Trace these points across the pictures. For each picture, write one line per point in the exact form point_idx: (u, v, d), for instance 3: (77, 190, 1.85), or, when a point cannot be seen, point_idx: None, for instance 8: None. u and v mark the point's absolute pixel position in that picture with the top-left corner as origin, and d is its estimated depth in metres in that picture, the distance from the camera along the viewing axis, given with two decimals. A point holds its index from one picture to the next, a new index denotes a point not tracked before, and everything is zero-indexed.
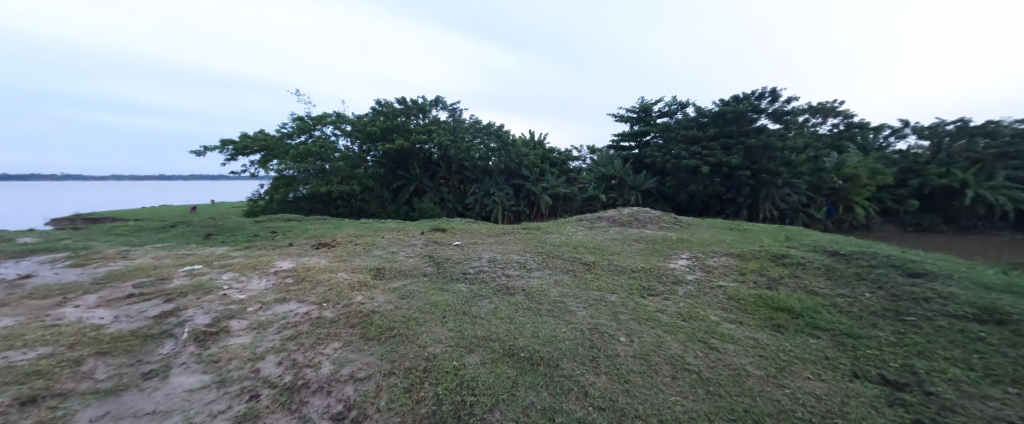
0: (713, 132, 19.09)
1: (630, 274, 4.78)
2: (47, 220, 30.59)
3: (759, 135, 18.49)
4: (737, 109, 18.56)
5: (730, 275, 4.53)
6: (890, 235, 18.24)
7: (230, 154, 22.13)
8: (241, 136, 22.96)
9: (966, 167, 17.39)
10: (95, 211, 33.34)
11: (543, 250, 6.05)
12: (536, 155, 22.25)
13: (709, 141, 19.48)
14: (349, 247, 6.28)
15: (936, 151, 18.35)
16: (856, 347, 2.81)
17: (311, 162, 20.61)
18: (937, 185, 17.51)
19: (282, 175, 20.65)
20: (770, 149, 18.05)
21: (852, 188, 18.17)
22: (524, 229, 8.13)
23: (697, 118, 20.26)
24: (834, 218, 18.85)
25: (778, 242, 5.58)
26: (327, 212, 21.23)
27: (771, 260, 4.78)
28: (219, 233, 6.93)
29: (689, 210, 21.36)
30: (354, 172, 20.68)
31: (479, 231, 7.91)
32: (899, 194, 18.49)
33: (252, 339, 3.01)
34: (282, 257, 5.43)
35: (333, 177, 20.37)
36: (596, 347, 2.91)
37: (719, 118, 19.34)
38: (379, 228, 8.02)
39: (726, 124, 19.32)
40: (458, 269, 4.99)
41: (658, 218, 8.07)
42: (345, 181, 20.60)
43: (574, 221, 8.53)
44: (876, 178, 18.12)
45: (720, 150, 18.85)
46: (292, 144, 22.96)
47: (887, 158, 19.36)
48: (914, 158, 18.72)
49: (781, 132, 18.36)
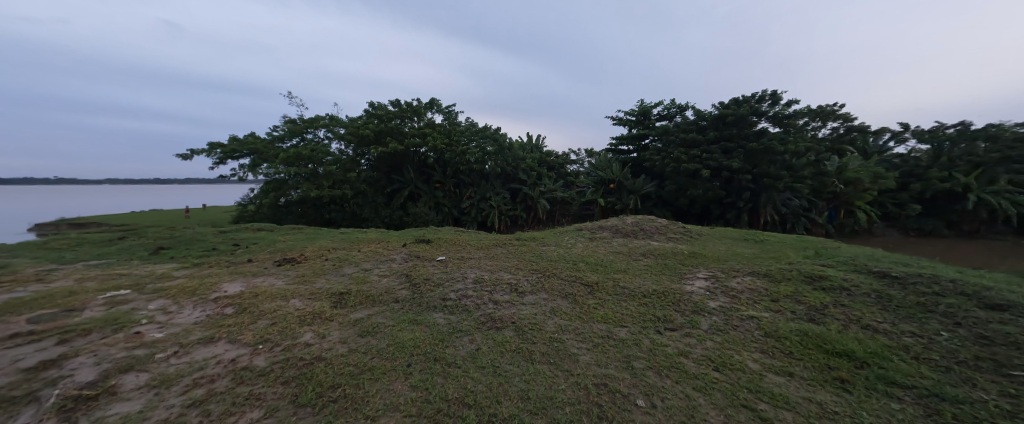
0: (714, 136, 18.48)
1: (638, 298, 4.05)
2: (31, 226, 29.61)
3: (760, 138, 17.92)
4: (737, 112, 18.00)
5: (758, 301, 3.80)
6: (893, 240, 17.68)
7: (218, 158, 21.34)
8: (231, 139, 22.19)
9: (968, 170, 16.87)
10: (82, 217, 32.37)
11: (537, 267, 5.33)
12: (533, 159, 21.65)
13: (709, 145, 18.88)
14: (317, 263, 5.53)
15: (937, 155, 17.85)
16: (959, 418, 2.07)
17: (302, 165, 19.75)
18: (939, 189, 16.95)
19: (272, 179, 19.87)
20: (772, 153, 17.50)
21: (854, 192, 17.60)
22: (518, 240, 7.39)
23: (697, 121, 19.66)
24: (835, 222, 18.33)
25: (807, 259, 4.86)
26: (320, 217, 20.54)
27: (806, 283, 4.05)
28: (174, 247, 6.16)
29: (688, 215, 20.80)
30: (346, 176, 19.88)
31: (469, 242, 7.17)
32: (900, 198, 17.95)
33: (142, 406, 2.22)
34: (231, 277, 4.65)
35: (324, 181, 19.58)
36: (606, 417, 2.15)
37: (719, 121, 18.74)
38: (359, 239, 7.27)
39: (727, 127, 18.74)
40: (437, 293, 4.22)
41: (665, 228, 7.36)
42: (337, 186, 19.82)
43: (573, 231, 7.79)
44: (878, 182, 17.60)
45: (720, 154, 18.26)
46: (282, 148, 22.15)
47: (888, 162, 18.87)
48: (915, 162, 18.18)
49: (782, 136, 17.82)
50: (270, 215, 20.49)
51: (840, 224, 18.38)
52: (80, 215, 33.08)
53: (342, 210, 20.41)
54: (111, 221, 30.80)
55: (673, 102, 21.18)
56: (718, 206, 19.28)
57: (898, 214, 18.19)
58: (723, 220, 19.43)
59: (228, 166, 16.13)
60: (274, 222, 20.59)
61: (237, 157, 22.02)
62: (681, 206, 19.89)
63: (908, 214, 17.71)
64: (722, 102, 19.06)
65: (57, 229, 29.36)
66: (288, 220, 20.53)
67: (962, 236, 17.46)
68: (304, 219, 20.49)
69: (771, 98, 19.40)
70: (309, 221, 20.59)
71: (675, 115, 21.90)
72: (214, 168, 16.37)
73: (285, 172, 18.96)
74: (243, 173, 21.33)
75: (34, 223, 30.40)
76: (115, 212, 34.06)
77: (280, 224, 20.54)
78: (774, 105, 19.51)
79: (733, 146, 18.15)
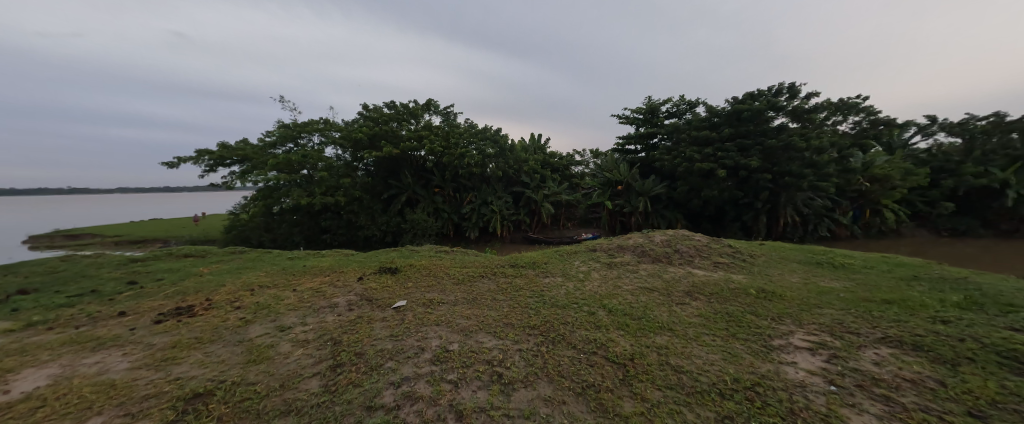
0: (728, 133, 16.57)
1: (710, 401, 2.28)
2: (27, 237, 28.61)
3: (780, 134, 16.09)
4: (754, 106, 16.12)
5: (950, 420, 2.00)
6: (923, 241, 15.93)
7: (206, 165, 19.90)
8: (221, 145, 20.79)
9: (1006, 165, 15.01)
10: (79, 227, 31.24)
11: (535, 320, 3.56)
12: (536, 161, 20.01)
13: (724, 143, 16.99)
14: (218, 317, 3.81)
15: (969, 149, 16.01)
16: None
17: (298, 172, 18.36)
18: (974, 185, 15.16)
19: (264, 187, 18.47)
20: (794, 150, 15.63)
21: (881, 189, 15.95)
22: (513, 265, 5.71)
23: (708, 118, 17.78)
24: (860, 223, 16.52)
25: (958, 311, 3.08)
26: (314, 225, 19.03)
27: (1014, 375, 2.26)
28: (40, 290, 4.50)
29: (701, 218, 19.06)
30: (338, 182, 18.19)
31: (446, 271, 5.50)
32: (931, 196, 16.19)
33: None
34: (52, 354, 2.96)
35: (316, 188, 18.02)
36: None
37: (733, 116, 16.84)
38: (304, 269, 5.58)
39: (742, 123, 16.88)
40: (366, 389, 2.46)
41: (705, 249, 5.54)
42: (330, 192, 18.20)
43: (584, 252, 6.08)
44: (909, 179, 15.82)
45: (737, 152, 16.40)
46: (274, 154, 20.63)
47: (914, 157, 17.04)
48: (945, 156, 16.29)
49: (803, 131, 15.99)
50: (262, 224, 19.02)
51: (865, 224, 16.57)
52: (78, 226, 32.02)
53: (337, 217, 18.88)
54: (106, 231, 29.64)
55: (683, 98, 19.42)
56: (733, 207, 17.54)
57: (929, 213, 16.41)
58: (739, 223, 17.68)
59: (209, 173, 14.62)
60: (266, 232, 19.08)
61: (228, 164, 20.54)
62: (693, 208, 18.15)
63: (940, 212, 15.90)
64: (735, 97, 17.24)
65: (54, 240, 28.32)
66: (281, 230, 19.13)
67: (1000, 237, 15.55)
68: (297, 228, 18.90)
69: (790, 91, 17.60)
70: (303, 230, 18.97)
71: (685, 112, 20.04)
72: (199, 175, 14.98)
73: (274, 179, 17.39)
74: (233, 180, 19.87)
75: (31, 234, 29.37)
76: (112, 224, 32.87)
77: (272, 233, 19.07)
78: (793, 99, 17.70)
79: (751, 143, 16.31)
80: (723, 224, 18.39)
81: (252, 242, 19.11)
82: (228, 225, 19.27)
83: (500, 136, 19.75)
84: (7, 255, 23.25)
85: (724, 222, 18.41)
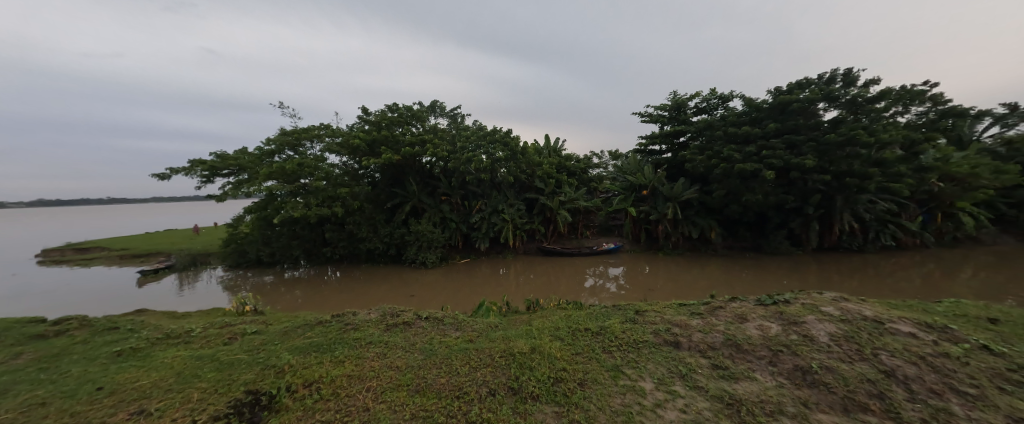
0: (773, 128, 12.90)
1: None
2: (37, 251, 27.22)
3: (836, 129, 12.35)
4: (804, 96, 12.50)
5: None
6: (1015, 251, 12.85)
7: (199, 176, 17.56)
8: (218, 154, 18.47)
9: None
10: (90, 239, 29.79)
11: None
12: (552, 165, 17.04)
13: (768, 139, 13.37)
14: None
15: None
16: None
17: (298, 182, 15.33)
18: None
19: (263, 195, 15.72)
20: (854, 145, 12.11)
21: (958, 191, 12.56)
22: (520, 397, 2.67)
23: (746, 111, 14.10)
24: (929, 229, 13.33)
25: None
26: (315, 237, 16.44)
27: None
28: None
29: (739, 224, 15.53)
30: (337, 191, 15.25)
31: (363, 415, 2.53)
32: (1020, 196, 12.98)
33: None
34: None
35: (312, 198, 15.04)
36: None
37: (778, 109, 13.16)
38: (84, 401, 2.73)
39: (786, 116, 13.17)
40: None
41: (953, 371, 2.39)
42: (327, 203, 15.28)
43: (660, 355, 3.03)
44: (1001, 178, 12.44)
45: (785, 150, 12.79)
46: (271, 162, 18.19)
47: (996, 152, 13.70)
48: None
49: (866, 124, 12.26)
50: (259, 238, 16.37)
51: (936, 231, 13.43)
52: (90, 238, 30.68)
53: (340, 229, 16.22)
54: (116, 244, 28.01)
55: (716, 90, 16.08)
56: (777, 212, 14.14)
57: (1016, 217, 13.25)
58: (786, 230, 14.28)
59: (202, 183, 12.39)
60: (265, 245, 16.46)
61: (223, 174, 18.19)
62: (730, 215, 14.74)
63: None
64: (777, 86, 13.70)
65: (62, 255, 26.48)
66: (280, 244, 16.43)
67: None
68: (296, 240, 16.28)
69: (846, 79, 13.94)
70: (301, 244, 16.29)
71: (717, 108, 16.68)
72: (194, 186, 12.30)
73: (269, 189, 14.63)
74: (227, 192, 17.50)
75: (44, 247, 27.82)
76: (123, 237, 31.36)
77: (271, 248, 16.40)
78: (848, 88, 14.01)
79: (802, 139, 12.61)
80: (766, 232, 14.91)
81: (250, 257, 16.68)
82: (226, 238, 16.61)
83: (513, 137, 16.76)
84: (8, 273, 21.66)
85: (763, 230, 15.00)
